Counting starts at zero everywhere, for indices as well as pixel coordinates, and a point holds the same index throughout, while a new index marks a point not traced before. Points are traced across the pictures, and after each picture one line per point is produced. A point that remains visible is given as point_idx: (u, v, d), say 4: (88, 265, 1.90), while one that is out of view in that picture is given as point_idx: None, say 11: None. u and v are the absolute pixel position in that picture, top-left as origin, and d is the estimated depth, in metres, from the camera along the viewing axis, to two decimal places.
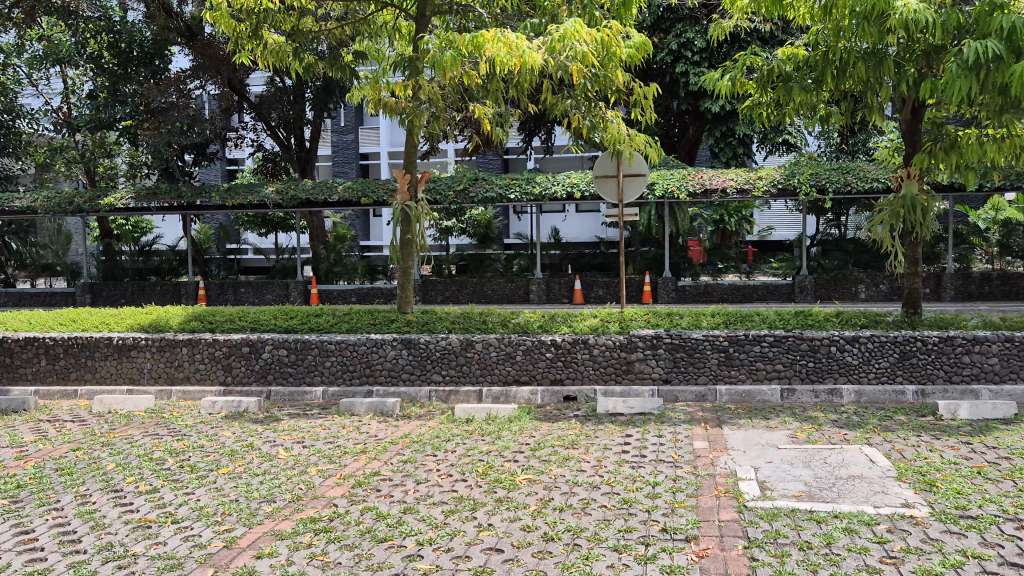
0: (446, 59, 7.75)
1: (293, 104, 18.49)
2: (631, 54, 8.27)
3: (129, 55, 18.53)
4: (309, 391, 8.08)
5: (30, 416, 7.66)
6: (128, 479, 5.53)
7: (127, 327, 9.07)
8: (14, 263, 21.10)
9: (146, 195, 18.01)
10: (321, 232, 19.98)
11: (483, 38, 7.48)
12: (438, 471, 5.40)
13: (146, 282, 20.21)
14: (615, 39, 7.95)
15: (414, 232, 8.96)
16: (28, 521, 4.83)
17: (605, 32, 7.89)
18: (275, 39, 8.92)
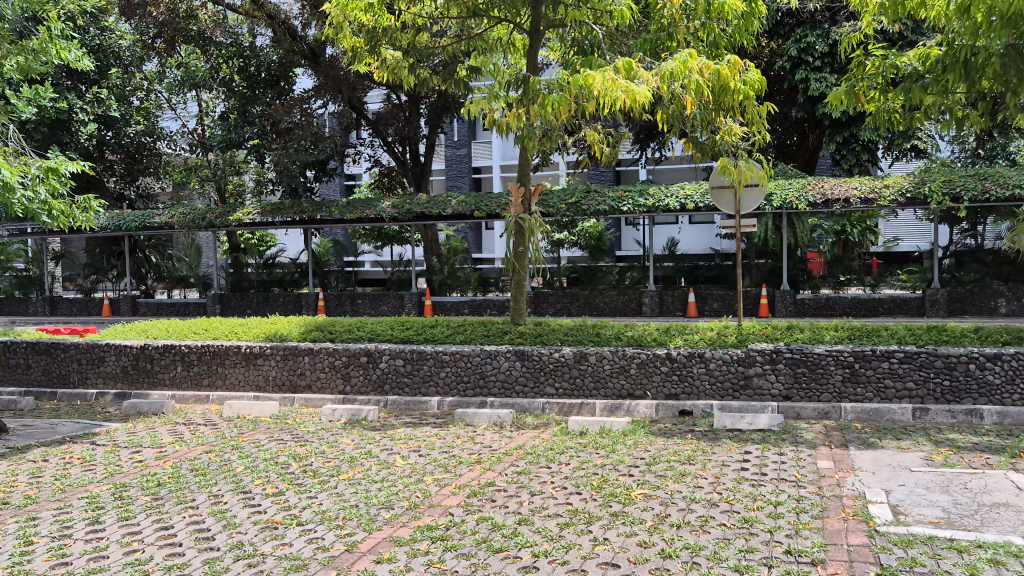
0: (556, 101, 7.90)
1: (408, 120, 19.00)
2: (748, 90, 8.11)
3: (257, 77, 19.38)
4: (425, 400, 8.23)
5: (168, 419, 8.14)
6: (257, 481, 5.80)
7: (254, 336, 9.53)
8: (155, 276, 22.85)
9: (271, 210, 18.90)
10: (435, 245, 20.47)
11: (590, 81, 7.56)
12: (552, 483, 5.41)
13: (270, 294, 21.06)
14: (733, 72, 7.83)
15: (528, 244, 9.04)
16: (167, 518, 5.14)
17: (723, 66, 7.82)
18: (392, 55, 9.24)
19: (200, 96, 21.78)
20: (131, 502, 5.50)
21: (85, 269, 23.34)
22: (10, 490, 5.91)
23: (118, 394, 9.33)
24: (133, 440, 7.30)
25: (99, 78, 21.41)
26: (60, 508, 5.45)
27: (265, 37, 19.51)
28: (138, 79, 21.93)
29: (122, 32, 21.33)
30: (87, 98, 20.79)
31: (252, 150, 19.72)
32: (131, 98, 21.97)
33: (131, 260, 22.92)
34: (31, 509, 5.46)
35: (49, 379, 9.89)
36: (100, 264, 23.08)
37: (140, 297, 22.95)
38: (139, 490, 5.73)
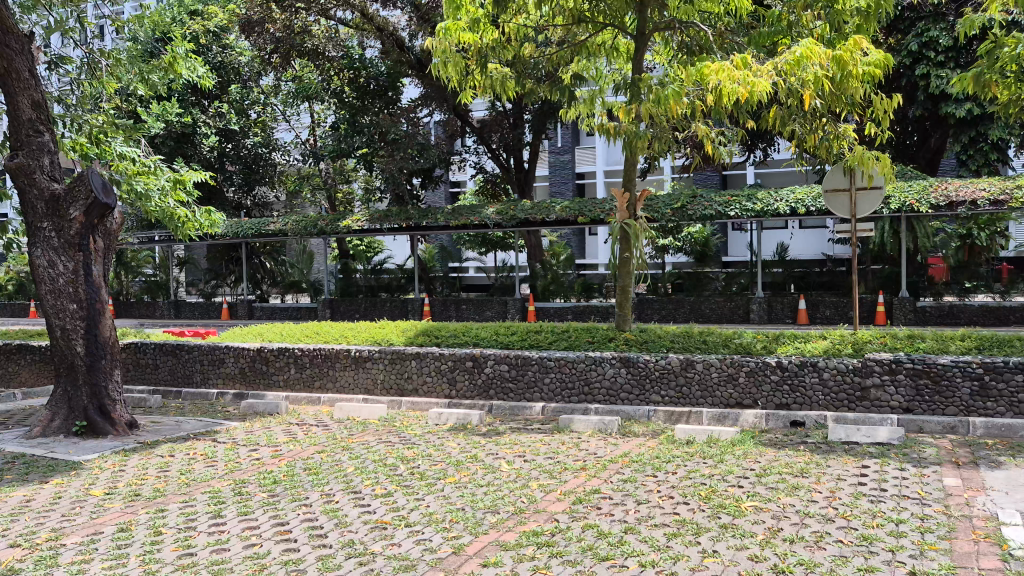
0: (668, 94, 7.82)
1: (513, 127, 19.18)
2: (871, 71, 7.72)
3: (367, 88, 19.98)
4: (530, 406, 8.26)
5: (283, 419, 8.47)
6: (367, 482, 5.95)
7: (363, 340, 9.80)
8: (270, 281, 23.84)
9: (379, 217, 19.40)
10: (539, 251, 20.58)
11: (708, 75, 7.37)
12: (659, 492, 5.32)
13: (378, 299, 21.65)
14: (854, 56, 7.40)
15: (634, 250, 8.95)
16: (283, 514, 5.34)
17: (844, 51, 7.40)
18: (498, 66, 9.35)
19: (313, 108, 22.59)
20: (250, 497, 5.74)
21: (206, 274, 24.59)
22: (141, 483, 6.27)
23: (237, 394, 9.76)
24: (251, 438, 7.62)
25: (220, 94, 22.74)
26: (185, 501, 5.75)
27: (375, 49, 20.07)
28: (256, 94, 23.04)
29: (242, 49, 22.43)
30: (210, 112, 22.07)
31: (360, 160, 20.34)
32: (249, 112, 23.07)
33: (247, 266, 24.00)
34: (160, 501, 5.78)
35: (175, 378, 10.44)
36: (220, 269, 24.27)
37: (256, 301, 23.97)
38: (257, 487, 5.98)
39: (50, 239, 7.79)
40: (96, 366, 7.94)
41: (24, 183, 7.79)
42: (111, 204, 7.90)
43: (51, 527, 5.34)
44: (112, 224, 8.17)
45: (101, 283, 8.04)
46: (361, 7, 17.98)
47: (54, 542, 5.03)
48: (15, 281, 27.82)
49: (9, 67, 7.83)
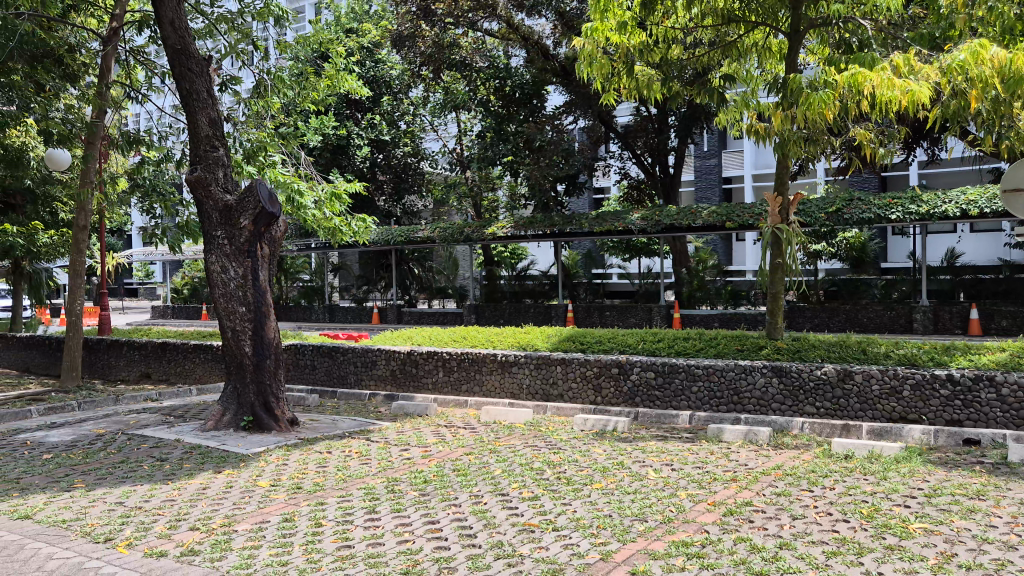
0: (819, 99, 7.45)
1: (658, 132, 18.99)
2: None
3: (512, 97, 20.34)
4: (677, 415, 8.10)
5: (432, 421, 8.72)
6: (514, 485, 6.03)
7: (509, 345, 9.96)
8: (417, 287, 24.60)
9: (524, 224, 19.69)
10: (684, 257, 20.14)
11: (863, 80, 7.13)
12: (816, 508, 5.10)
13: (523, 305, 21.94)
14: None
15: (786, 255, 8.61)
16: (434, 513, 5.49)
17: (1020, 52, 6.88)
18: (645, 71, 9.27)
19: (459, 118, 23.17)
20: (402, 495, 5.94)
21: (358, 280, 25.71)
22: (302, 476, 6.63)
23: (388, 395, 10.12)
24: (402, 439, 7.88)
25: (373, 106, 23.88)
26: (343, 496, 6.02)
27: (519, 57, 20.37)
28: (406, 105, 23.80)
29: (392, 63, 23.43)
30: (363, 124, 23.44)
31: (505, 166, 20.64)
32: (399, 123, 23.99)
33: (397, 271, 24.91)
34: (320, 495, 6.08)
35: (330, 379, 10.97)
36: (371, 275, 25.36)
37: (405, 306, 24.83)
38: (408, 485, 6.18)
39: (222, 245, 8.38)
40: (262, 365, 8.46)
41: (201, 194, 8.41)
42: (275, 213, 8.40)
43: (224, 513, 5.73)
44: (277, 231, 8.68)
45: (266, 287, 8.56)
46: (507, 17, 18.28)
47: (227, 528, 5.40)
48: (189, 285, 30.17)
49: (191, 88, 8.52)
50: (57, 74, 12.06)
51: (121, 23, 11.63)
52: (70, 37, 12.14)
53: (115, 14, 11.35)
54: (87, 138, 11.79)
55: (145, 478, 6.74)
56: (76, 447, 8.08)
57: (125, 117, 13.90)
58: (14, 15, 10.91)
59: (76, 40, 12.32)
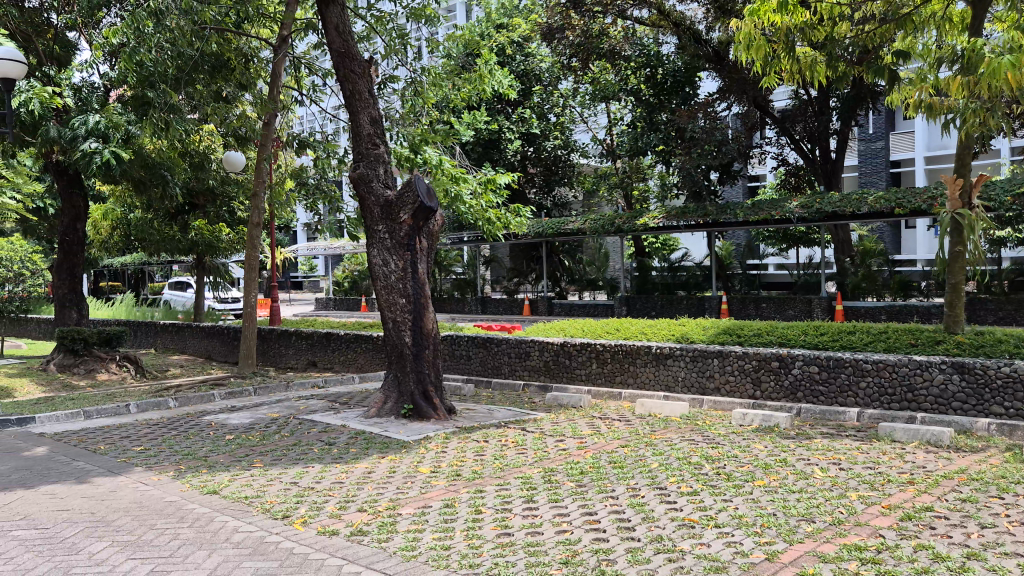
0: (999, 66, 6.88)
1: (819, 115, 18.09)
2: None
3: (664, 85, 20.06)
4: (844, 412, 7.70)
5: (586, 412, 8.72)
6: (673, 479, 5.92)
7: (663, 337, 9.83)
8: (568, 279, 24.67)
9: (675, 214, 19.33)
10: (847, 246, 19.10)
11: None
12: (1008, 517, 4.69)
13: (675, 296, 21.56)
14: None
15: (967, 243, 7.96)
16: (591, 504, 5.48)
17: None
18: (806, 52, 8.87)
19: (609, 108, 23.02)
20: (559, 486, 5.98)
21: (509, 272, 26.13)
22: (461, 464, 6.80)
23: (542, 386, 10.23)
24: (557, 429, 7.94)
25: (524, 100, 24.14)
26: (501, 484, 6.13)
27: (670, 44, 20.14)
28: (556, 98, 23.96)
29: (542, 56, 23.58)
30: (513, 118, 23.58)
31: (655, 156, 20.36)
32: (549, 116, 24.11)
33: (548, 263, 25.07)
34: (479, 482, 6.22)
35: (485, 369, 11.22)
36: (522, 268, 25.71)
37: (555, 298, 25.01)
38: (565, 476, 6.21)
39: (383, 240, 8.70)
40: (421, 355, 8.74)
41: (363, 191, 8.78)
42: (433, 207, 8.65)
43: (389, 496, 5.97)
44: (433, 225, 8.94)
45: (424, 279, 8.83)
46: (657, 4, 17.88)
47: (392, 511, 5.62)
48: (350, 278, 31.64)
49: (354, 89, 8.89)
50: (234, 83, 12.91)
51: (290, 31, 12.25)
52: (244, 46, 12.93)
53: (284, 24, 11.96)
54: (261, 141, 12.58)
55: (316, 461, 7.13)
56: (254, 429, 8.67)
57: (293, 119, 14.70)
58: (198, 29, 11.75)
59: (249, 50, 13.10)
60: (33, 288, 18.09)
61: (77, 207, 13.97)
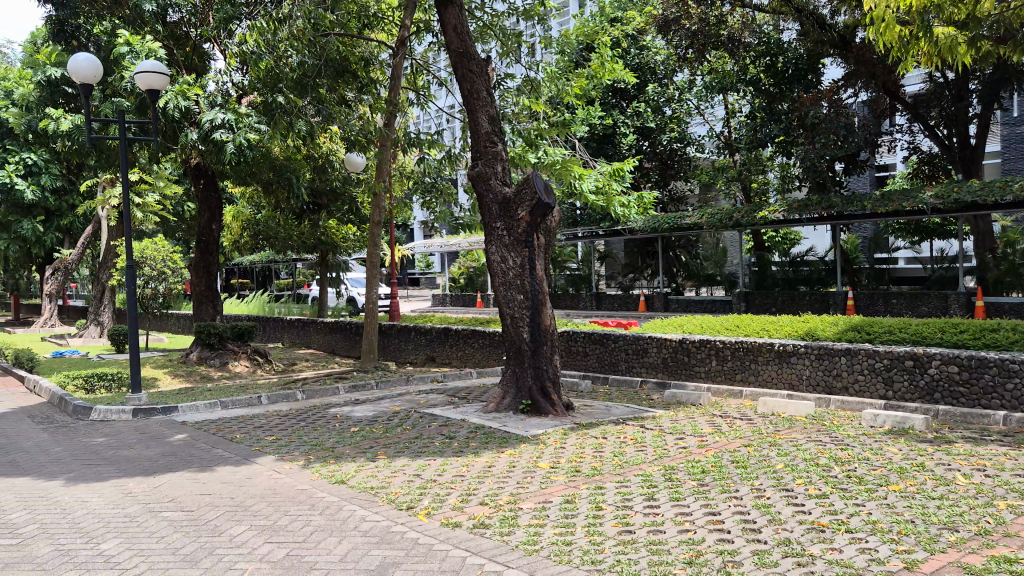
0: None
1: (955, 99, 17.07)
2: None
3: (784, 74, 19.45)
4: (987, 415, 7.24)
5: (706, 410, 8.55)
6: (800, 481, 5.73)
7: (787, 335, 9.52)
8: (685, 274, 24.24)
9: (797, 207, 18.69)
10: (988, 238, 17.38)
11: None
12: None
13: (797, 292, 20.98)
14: None
15: None
16: (714, 504, 5.37)
17: None
18: (947, 33, 8.41)
19: (727, 99, 22.45)
20: (680, 484, 5.89)
21: (625, 268, 25.95)
22: (580, 460, 6.80)
23: (660, 383, 10.10)
24: (677, 427, 7.82)
25: (638, 94, 23.93)
26: (621, 481, 6.10)
27: (792, 30, 19.40)
28: (672, 90, 23.65)
29: (657, 48, 23.30)
30: (629, 112, 23.70)
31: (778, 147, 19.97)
32: (665, 109, 23.82)
33: (663, 259, 24.76)
34: (599, 479, 6.21)
35: (602, 365, 11.16)
36: (638, 264, 25.50)
37: (671, 294, 24.68)
38: (686, 475, 6.11)
39: (502, 237, 8.80)
40: (539, 351, 8.79)
41: (482, 189, 8.91)
42: (551, 203, 8.68)
43: (509, 491, 6.03)
44: (551, 222, 8.97)
45: (542, 276, 8.89)
46: None
47: (513, 505, 5.68)
48: (465, 274, 32.21)
49: (472, 88, 9.03)
50: (355, 86, 13.39)
51: (408, 34, 12.56)
52: (365, 51, 13.36)
53: (404, 26, 12.27)
54: (381, 142, 12.98)
55: (438, 454, 7.29)
56: (377, 422, 8.94)
57: (412, 119, 15.08)
58: (321, 35, 12.23)
59: (371, 54, 13.54)
60: (174, 285, 19.27)
61: (212, 207, 14.75)
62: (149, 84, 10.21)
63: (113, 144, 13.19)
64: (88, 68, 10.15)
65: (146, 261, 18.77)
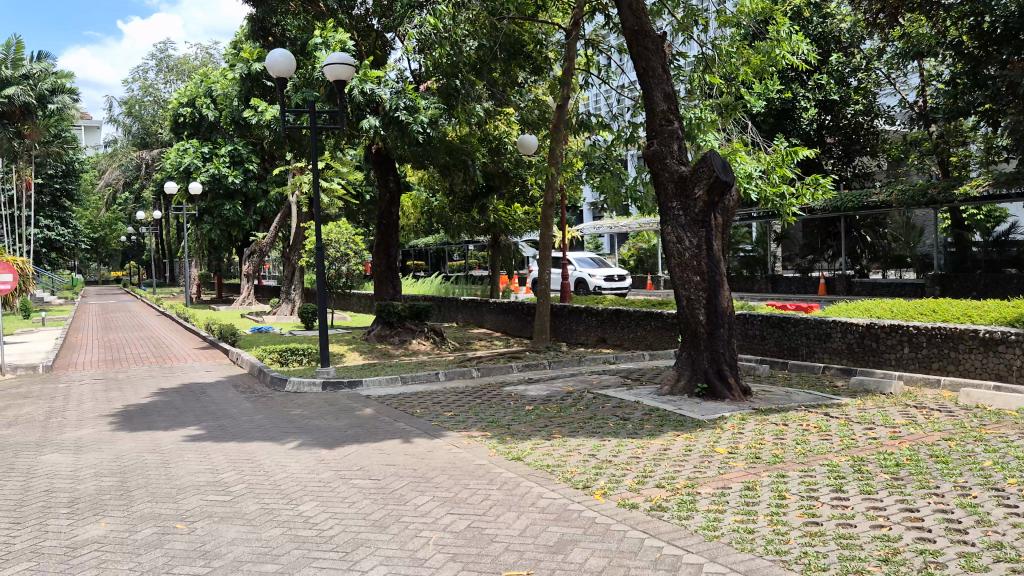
0: None
1: None
2: None
3: (990, 35, 17.16)
4: None
5: (898, 400, 8.00)
6: (1011, 481, 5.24)
7: (992, 321, 8.72)
8: (870, 256, 22.80)
9: (1005, 181, 17.01)
10: None
11: None
12: None
13: (1003, 275, 19.15)
14: None
15: None
16: (911, 500, 5.02)
17: None
18: None
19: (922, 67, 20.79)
20: (872, 477, 5.55)
21: (803, 249, 24.85)
22: (759, 446, 6.57)
23: (844, 369, 9.57)
24: (865, 416, 7.37)
25: (821, 65, 22.98)
26: (805, 470, 5.83)
27: None
28: (858, 59, 22.35)
29: (843, 15, 22.05)
30: (810, 85, 22.96)
31: (982, 115, 18.30)
32: (850, 80, 22.71)
33: (846, 239, 23.43)
34: (781, 467, 5.96)
35: (781, 350, 10.74)
36: (817, 244, 24.36)
37: (855, 277, 23.37)
38: (878, 467, 5.75)
39: (678, 217, 8.63)
40: (716, 333, 8.55)
41: (657, 168, 8.75)
42: (730, 181, 8.40)
43: (687, 474, 5.93)
44: (730, 201, 8.69)
45: (720, 257, 8.62)
46: None
47: (691, 489, 5.57)
48: (636, 256, 32.14)
49: (647, 66, 8.87)
50: (530, 68, 13.60)
51: (582, 14, 12.57)
52: (538, 33, 13.52)
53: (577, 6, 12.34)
54: (554, 124, 13.08)
55: (612, 434, 7.28)
56: (551, 401, 9.05)
57: (584, 102, 15.11)
58: (496, 18, 12.42)
59: (544, 37, 13.74)
60: (356, 266, 20.36)
61: (391, 190, 15.43)
62: (337, 75, 10.78)
63: (304, 132, 14.12)
64: (284, 62, 10.84)
65: (331, 243, 19.99)
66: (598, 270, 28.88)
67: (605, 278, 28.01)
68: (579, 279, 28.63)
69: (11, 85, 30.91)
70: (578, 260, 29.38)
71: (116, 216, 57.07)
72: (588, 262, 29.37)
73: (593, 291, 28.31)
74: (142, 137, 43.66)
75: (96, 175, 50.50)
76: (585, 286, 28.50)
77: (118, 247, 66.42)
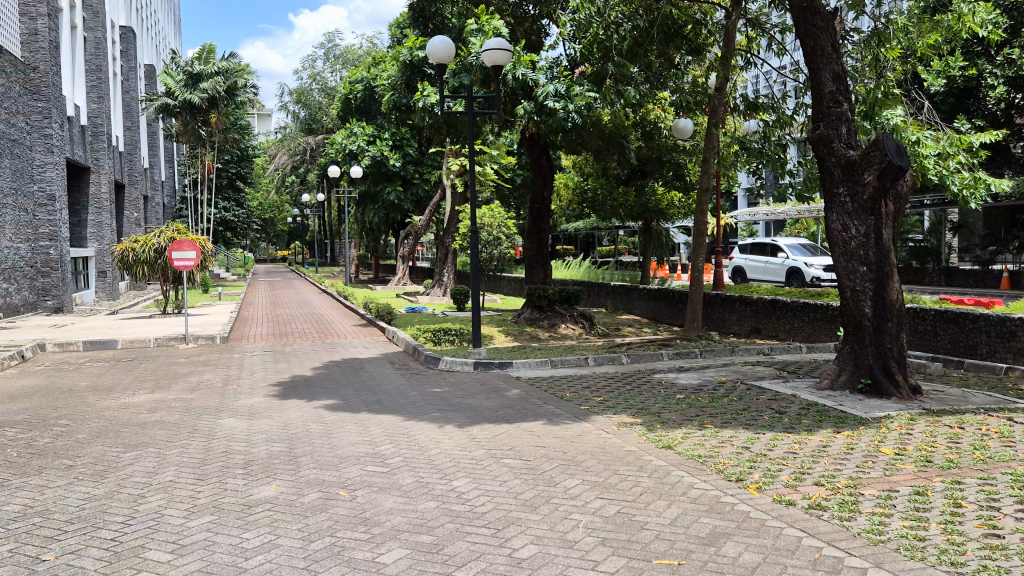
0: None
1: None
2: None
3: None
4: None
5: None
6: None
7: None
8: None
9: None
10: None
11: None
12: None
13: None
14: None
15: None
16: None
17: None
18: None
19: None
20: None
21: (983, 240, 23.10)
22: (932, 449, 6.14)
23: None
24: None
25: (1013, 37, 20.93)
26: (984, 478, 5.40)
27: None
28: None
29: None
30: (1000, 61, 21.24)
31: None
32: None
33: None
34: (956, 472, 5.56)
35: (956, 348, 10.01)
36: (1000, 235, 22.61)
37: None
38: None
39: (845, 203, 8.19)
40: (882, 328, 8.06)
41: (823, 152, 8.36)
42: (905, 166, 7.84)
43: (849, 473, 5.64)
44: (905, 186, 8.12)
45: (890, 246, 8.10)
46: None
47: (853, 490, 5.29)
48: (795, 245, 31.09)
49: (815, 45, 8.40)
50: (686, 49, 13.26)
51: None
52: (696, 13, 13.15)
53: None
54: (711, 107, 12.68)
55: (767, 428, 7.04)
56: (703, 391, 8.86)
57: (743, 83, 14.57)
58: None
59: (702, 17, 13.33)
60: (507, 250, 20.69)
61: (544, 174, 15.49)
62: (495, 60, 10.94)
63: (461, 117, 14.44)
64: (443, 49, 11.10)
65: (484, 227, 20.38)
66: (814, 260, 27.02)
67: (824, 268, 26.07)
68: (794, 268, 26.81)
69: (204, 80, 33.40)
70: (791, 248, 27.56)
71: (284, 198, 60.75)
72: (801, 251, 27.56)
73: (810, 281, 26.46)
74: (308, 123, 46.18)
75: (267, 161, 53.78)
76: (800, 277, 26.63)
77: (285, 227, 70.70)
